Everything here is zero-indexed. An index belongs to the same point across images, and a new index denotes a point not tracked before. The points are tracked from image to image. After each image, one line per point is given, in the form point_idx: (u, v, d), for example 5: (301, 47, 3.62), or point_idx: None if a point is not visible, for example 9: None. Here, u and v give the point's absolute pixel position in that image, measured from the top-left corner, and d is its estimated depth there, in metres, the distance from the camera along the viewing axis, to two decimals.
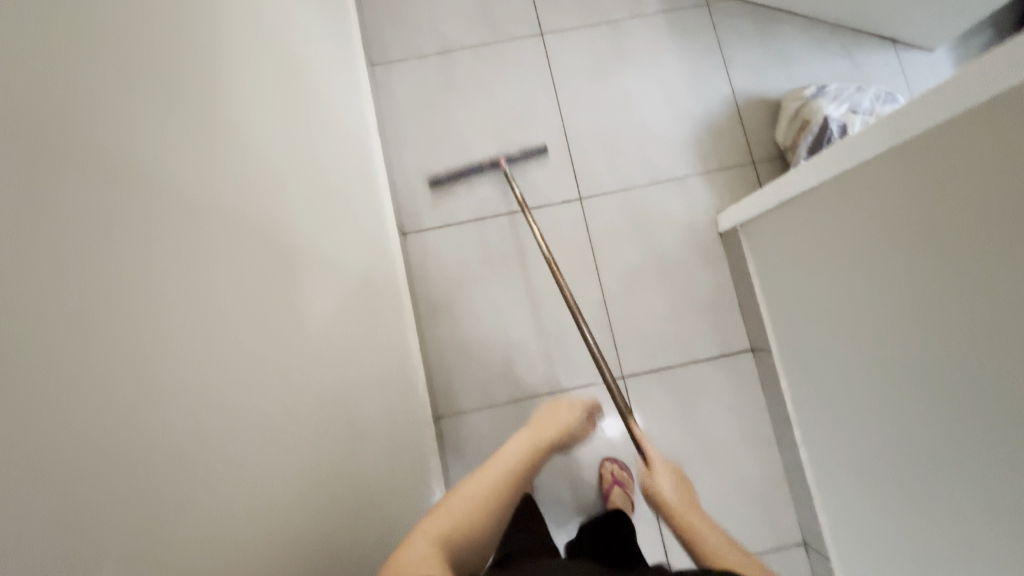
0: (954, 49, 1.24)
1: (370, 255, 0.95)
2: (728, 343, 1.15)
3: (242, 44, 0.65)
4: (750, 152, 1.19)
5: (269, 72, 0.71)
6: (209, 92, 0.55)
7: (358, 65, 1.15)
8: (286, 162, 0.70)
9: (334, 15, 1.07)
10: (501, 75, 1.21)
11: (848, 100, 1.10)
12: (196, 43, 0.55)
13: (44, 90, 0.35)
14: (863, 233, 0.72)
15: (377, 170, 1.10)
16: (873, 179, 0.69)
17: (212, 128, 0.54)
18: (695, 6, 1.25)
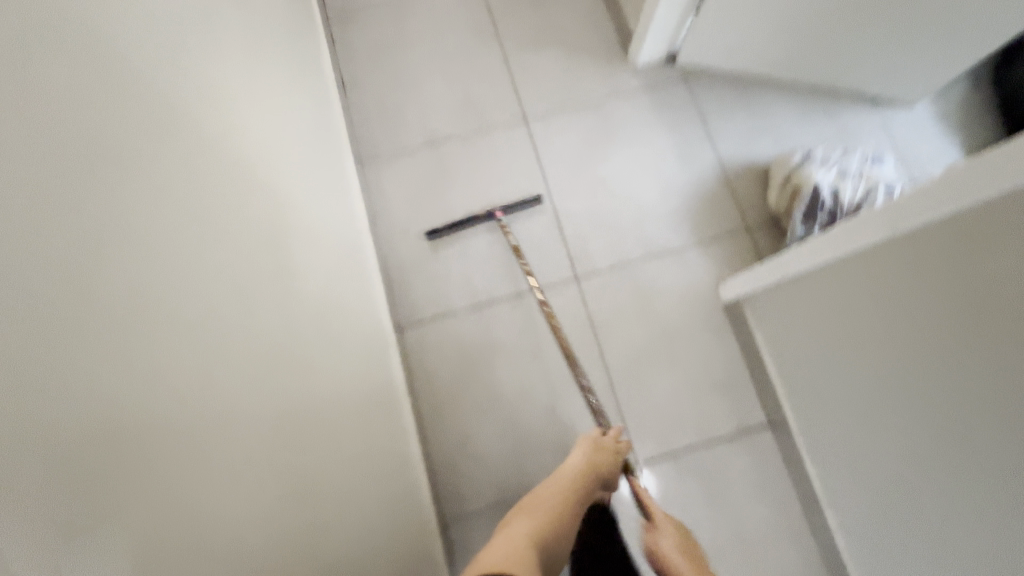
0: (935, 102, 1.25)
1: (348, 306, 0.93)
2: (746, 418, 1.09)
3: (217, 101, 0.67)
4: (743, 220, 1.18)
5: (242, 131, 0.72)
6: (177, 121, 0.56)
7: (343, 147, 1.18)
8: (257, 227, 0.68)
9: (316, 97, 1.11)
10: (489, 162, 1.23)
11: (836, 164, 1.10)
12: (167, 83, 0.56)
13: (63, 114, 0.40)
14: (907, 302, 0.69)
15: (354, 223, 1.10)
16: (918, 255, 0.67)
17: (180, 156, 0.55)
18: (673, 81, 1.28)
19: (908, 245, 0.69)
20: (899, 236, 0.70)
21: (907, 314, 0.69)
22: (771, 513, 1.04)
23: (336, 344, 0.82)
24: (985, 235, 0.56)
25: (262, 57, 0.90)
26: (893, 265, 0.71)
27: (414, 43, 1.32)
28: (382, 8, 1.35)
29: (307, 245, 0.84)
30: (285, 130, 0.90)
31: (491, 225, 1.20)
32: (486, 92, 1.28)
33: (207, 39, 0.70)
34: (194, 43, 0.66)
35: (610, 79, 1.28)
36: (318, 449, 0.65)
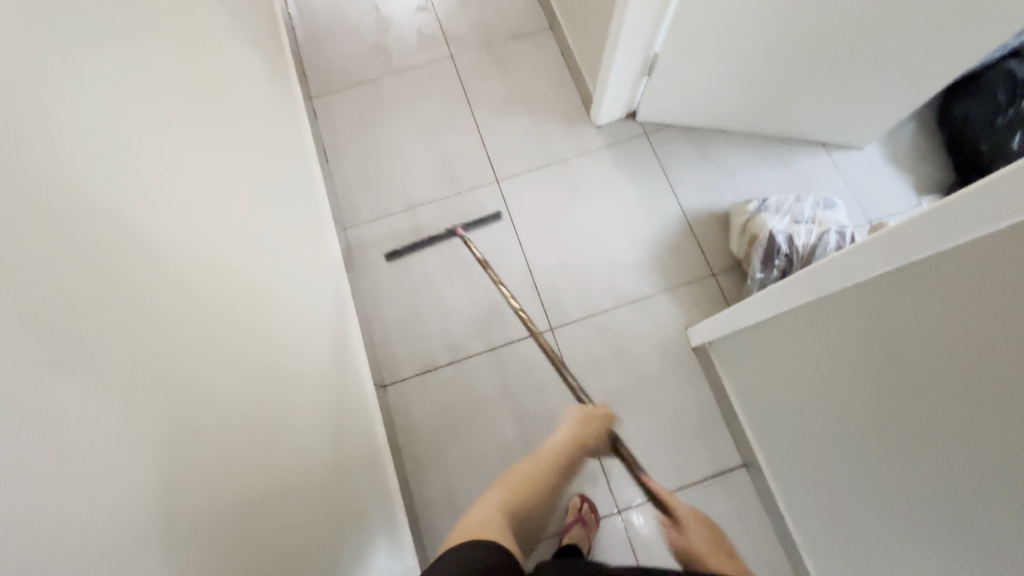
0: (884, 145, 1.32)
1: (330, 365, 0.98)
2: (720, 460, 1.12)
3: (209, 192, 0.74)
4: (708, 266, 1.24)
5: (230, 216, 0.79)
6: (172, 221, 0.63)
7: (324, 207, 1.25)
8: (243, 305, 0.74)
9: (298, 165, 1.20)
10: (465, 222, 1.31)
11: (790, 211, 1.16)
12: (164, 187, 0.63)
13: (60, 214, 0.46)
14: (838, 354, 0.74)
15: (335, 285, 1.16)
16: (840, 315, 0.71)
17: (173, 250, 0.61)
18: (636, 137, 1.36)
19: (834, 308, 0.72)
20: (823, 297, 0.74)
21: (849, 372, 0.72)
22: (751, 556, 1.06)
23: (318, 406, 0.87)
24: (906, 299, 0.60)
25: (250, 140, 0.97)
26: (828, 325, 0.74)
27: (392, 114, 1.41)
28: (361, 82, 1.45)
29: (290, 312, 0.90)
30: (270, 205, 0.97)
31: (469, 282, 1.26)
32: (459, 157, 1.36)
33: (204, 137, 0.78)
34: (186, 128, 0.73)
35: (575, 139, 1.36)
36: (293, 504, 0.70)
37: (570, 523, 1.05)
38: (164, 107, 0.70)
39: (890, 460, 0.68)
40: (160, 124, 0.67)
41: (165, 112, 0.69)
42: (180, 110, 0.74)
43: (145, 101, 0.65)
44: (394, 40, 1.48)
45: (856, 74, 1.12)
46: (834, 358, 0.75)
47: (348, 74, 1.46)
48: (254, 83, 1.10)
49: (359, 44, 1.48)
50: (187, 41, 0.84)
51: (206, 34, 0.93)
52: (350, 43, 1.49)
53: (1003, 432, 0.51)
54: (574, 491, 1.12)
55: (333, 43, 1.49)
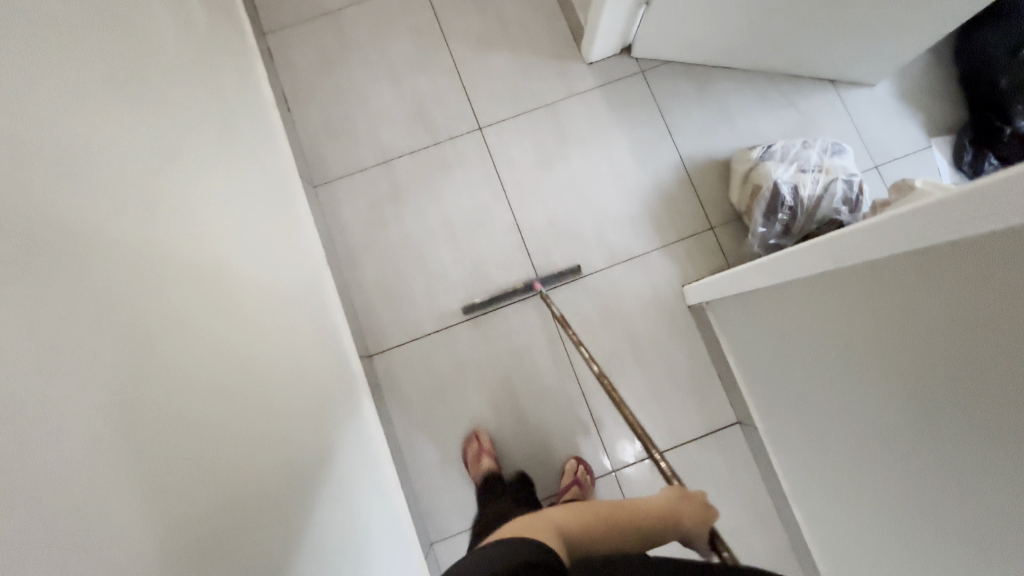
0: (898, 81, 1.21)
1: (308, 331, 0.92)
2: (714, 419, 1.12)
3: (138, 142, 0.64)
4: (706, 219, 1.17)
5: (171, 169, 0.69)
6: (93, 179, 0.53)
7: (287, 160, 1.13)
8: (201, 273, 0.67)
9: (253, 113, 1.06)
10: (446, 176, 1.20)
11: (796, 159, 1.08)
12: (76, 138, 0.53)
13: None
14: (839, 327, 0.70)
15: (308, 246, 1.07)
16: (847, 295, 0.67)
17: (98, 212, 0.52)
18: (631, 75, 1.23)
19: (834, 277, 0.68)
20: (828, 274, 0.69)
21: (850, 346, 0.68)
22: (739, 505, 1.10)
23: (297, 377, 0.82)
24: (920, 289, 0.54)
25: (190, 79, 0.84)
26: (829, 292, 0.70)
27: (358, 53, 1.25)
28: (320, 13, 1.26)
29: (259, 276, 0.83)
30: (222, 155, 0.86)
31: (453, 243, 1.18)
32: (437, 102, 1.22)
33: (123, 76, 0.66)
34: (105, 71, 0.62)
35: (564, 79, 1.22)
36: (276, 487, 0.66)
37: (566, 486, 1.04)
38: (65, 37, 0.57)
39: (885, 435, 0.67)
40: (61, 60, 0.55)
41: (66, 45, 0.57)
42: (87, 42, 0.61)
43: (38, 31, 0.53)
44: None
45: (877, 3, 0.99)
46: (836, 336, 0.71)
47: (305, 3, 1.27)
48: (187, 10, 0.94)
49: None
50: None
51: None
52: None
53: (1003, 427, 0.48)
54: (568, 455, 1.11)
55: None
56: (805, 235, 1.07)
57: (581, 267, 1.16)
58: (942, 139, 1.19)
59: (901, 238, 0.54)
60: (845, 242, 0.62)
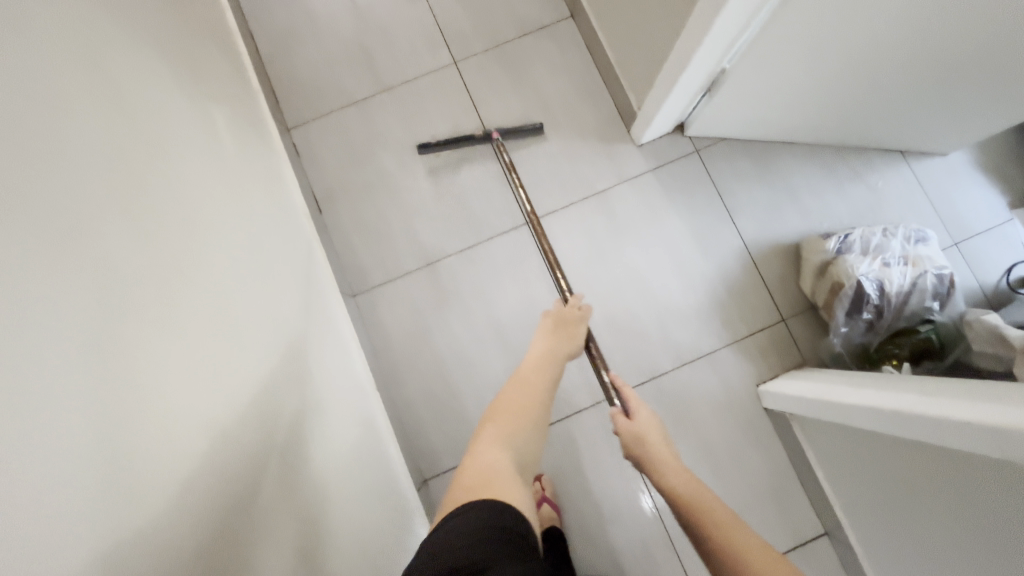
0: (972, 151, 1.13)
1: (352, 474, 0.82)
2: (800, 534, 1.03)
3: (155, 311, 0.55)
4: (777, 309, 1.09)
5: (204, 330, 0.62)
6: (119, 397, 0.47)
7: (324, 272, 1.05)
8: (231, 459, 0.57)
9: (288, 232, 0.98)
10: (494, 275, 1.12)
11: (878, 251, 1.00)
12: (75, 356, 0.44)
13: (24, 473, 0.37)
14: (979, 507, 0.61)
15: (350, 367, 0.98)
16: (990, 477, 0.58)
17: (96, 444, 0.43)
18: (684, 155, 1.15)
19: (982, 462, 0.59)
20: (969, 457, 0.61)
21: (994, 532, 0.60)
22: None
23: (346, 547, 0.72)
24: None
25: (214, 206, 0.76)
26: (978, 467, 0.60)
27: (391, 146, 1.17)
28: (346, 102, 1.18)
29: (300, 430, 0.73)
30: (250, 284, 0.77)
31: (507, 350, 1.09)
32: (479, 195, 1.15)
33: (158, 240, 0.60)
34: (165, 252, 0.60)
35: (614, 163, 1.15)
36: None
37: None
38: (123, 236, 0.54)
39: None
40: (65, 257, 0.46)
41: (72, 226, 0.49)
42: (98, 207, 0.53)
43: (38, 230, 0.45)
44: (382, 45, 1.20)
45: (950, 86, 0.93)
46: (975, 516, 0.62)
47: (329, 91, 1.19)
48: (211, 126, 0.86)
49: (337, 50, 1.20)
50: (104, 94, 0.61)
51: (131, 70, 0.69)
52: (325, 50, 1.20)
53: None
54: None
55: (304, 48, 1.20)
56: (893, 334, 0.99)
57: (543, 127, 1.12)
58: None
59: None
60: (995, 427, 0.55)
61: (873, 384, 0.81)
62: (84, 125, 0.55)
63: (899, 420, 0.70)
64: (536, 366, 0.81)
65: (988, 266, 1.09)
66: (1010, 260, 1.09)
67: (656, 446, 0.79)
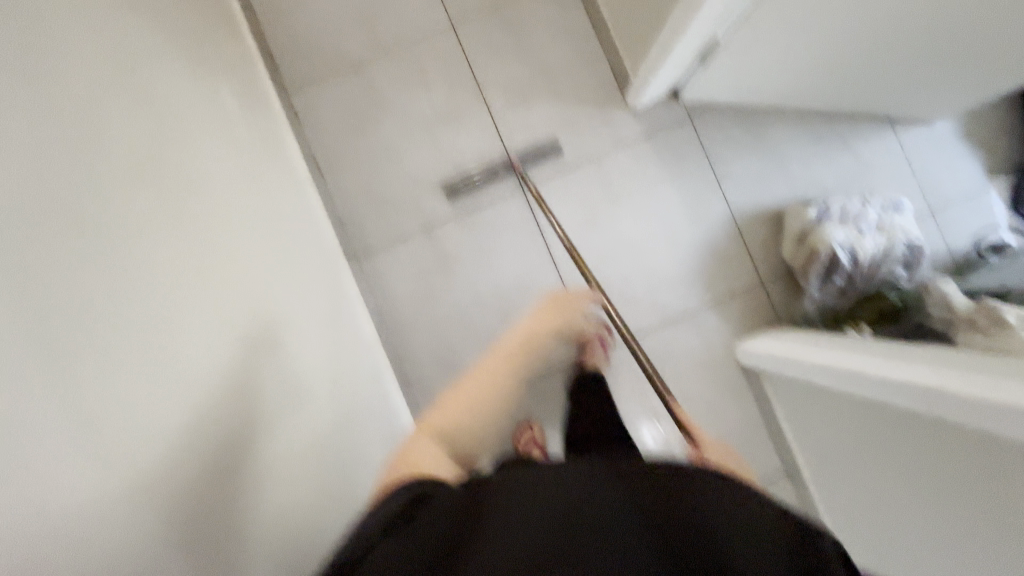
0: (957, 120, 1.16)
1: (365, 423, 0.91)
2: (765, 475, 1.15)
3: (224, 271, 0.64)
4: (757, 273, 1.16)
5: (263, 284, 0.74)
6: (238, 316, 0.62)
7: (328, 238, 1.10)
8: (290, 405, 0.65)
9: (295, 198, 1.03)
10: (490, 240, 1.17)
11: (855, 220, 1.05)
12: (178, 315, 0.50)
13: (214, 356, 0.54)
14: (908, 451, 0.73)
15: (357, 327, 1.05)
16: (921, 428, 0.69)
17: (205, 391, 0.50)
18: (677, 123, 1.17)
19: (915, 415, 0.70)
20: (905, 412, 0.71)
21: (919, 471, 0.71)
22: None
23: None
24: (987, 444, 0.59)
25: (241, 179, 0.81)
26: (915, 422, 0.70)
27: (390, 111, 1.18)
28: (343, 65, 1.18)
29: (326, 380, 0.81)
30: (267, 253, 0.83)
31: (503, 311, 1.17)
32: (477, 162, 1.18)
33: (231, 203, 0.74)
34: (237, 216, 0.74)
35: (609, 130, 1.18)
36: None
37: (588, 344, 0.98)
38: (212, 196, 0.68)
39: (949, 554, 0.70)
40: (151, 229, 0.52)
41: (151, 204, 0.54)
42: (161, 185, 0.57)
43: (136, 204, 0.50)
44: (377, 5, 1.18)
45: (937, 58, 0.97)
46: (904, 459, 0.74)
47: (326, 52, 1.18)
48: (219, 95, 0.88)
49: (332, 8, 1.19)
50: (140, 70, 0.64)
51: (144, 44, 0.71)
52: (320, 7, 1.19)
53: None
54: None
55: (297, 7, 1.19)
56: (861, 298, 1.06)
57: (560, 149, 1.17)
58: (1004, 179, 1.15)
59: (975, 395, 0.59)
60: (929, 387, 0.65)
61: (840, 346, 0.88)
62: (136, 103, 0.59)
63: (850, 379, 0.79)
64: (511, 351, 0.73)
65: (960, 233, 1.15)
66: (980, 228, 1.15)
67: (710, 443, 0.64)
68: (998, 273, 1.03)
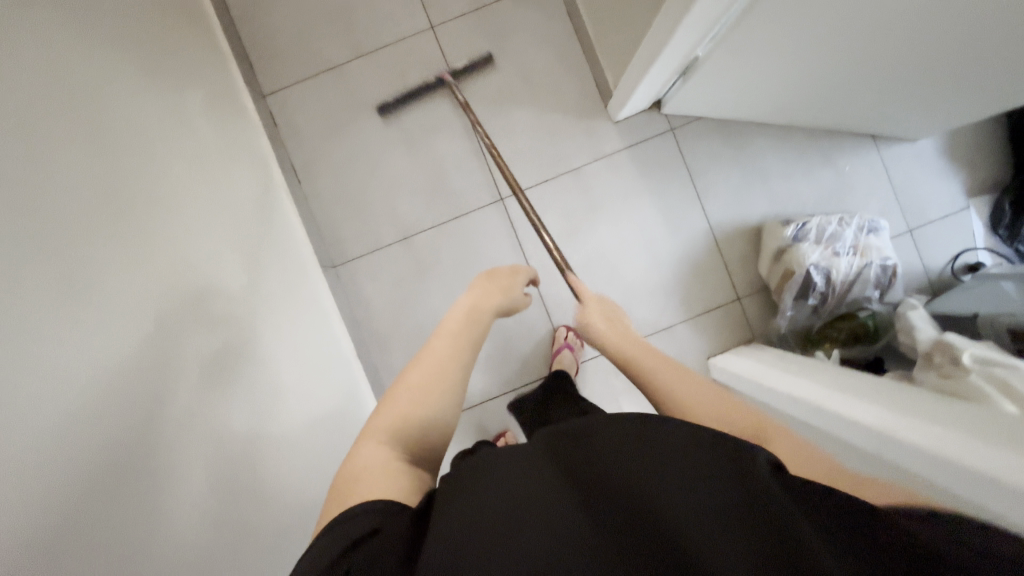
0: (942, 138, 1.15)
1: (336, 439, 0.93)
2: None
3: (142, 311, 0.63)
4: (734, 289, 1.16)
5: (201, 313, 0.73)
6: (157, 360, 0.62)
7: (305, 247, 1.09)
8: (213, 459, 0.66)
9: (268, 209, 1.02)
10: (467, 249, 1.17)
11: (830, 241, 1.05)
12: (57, 407, 0.50)
13: (103, 413, 0.54)
14: None
15: (332, 338, 1.05)
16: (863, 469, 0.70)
17: (75, 474, 0.50)
18: (659, 134, 1.16)
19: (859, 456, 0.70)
20: (849, 453, 0.72)
21: None
22: None
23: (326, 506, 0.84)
24: None
25: (189, 200, 0.80)
26: (857, 461, 0.71)
27: (366, 115, 1.16)
28: (320, 67, 1.16)
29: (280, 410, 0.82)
30: (229, 276, 0.82)
31: None
32: (456, 170, 1.17)
33: (164, 230, 0.73)
34: (171, 246, 0.73)
35: (590, 141, 1.16)
36: None
37: (558, 350, 1.13)
38: (136, 231, 0.68)
39: None
40: (36, 312, 0.51)
41: (46, 264, 0.54)
42: (66, 248, 0.56)
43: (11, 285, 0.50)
44: (356, 5, 1.16)
45: (916, 80, 0.95)
46: None
47: (303, 55, 1.16)
48: (178, 111, 0.86)
49: (309, 10, 1.16)
50: (65, 113, 0.62)
51: (85, 68, 0.69)
52: (297, 9, 1.16)
53: None
54: None
55: (274, 5, 1.16)
56: (833, 318, 1.07)
57: (492, 56, 1.14)
58: (985, 199, 1.15)
59: (927, 445, 0.60)
60: (882, 429, 0.66)
61: (803, 374, 0.89)
62: (45, 158, 0.57)
63: (809, 410, 0.80)
64: (456, 335, 0.70)
65: (938, 252, 1.15)
66: (958, 248, 1.15)
67: (604, 330, 0.75)
68: (969, 294, 1.03)
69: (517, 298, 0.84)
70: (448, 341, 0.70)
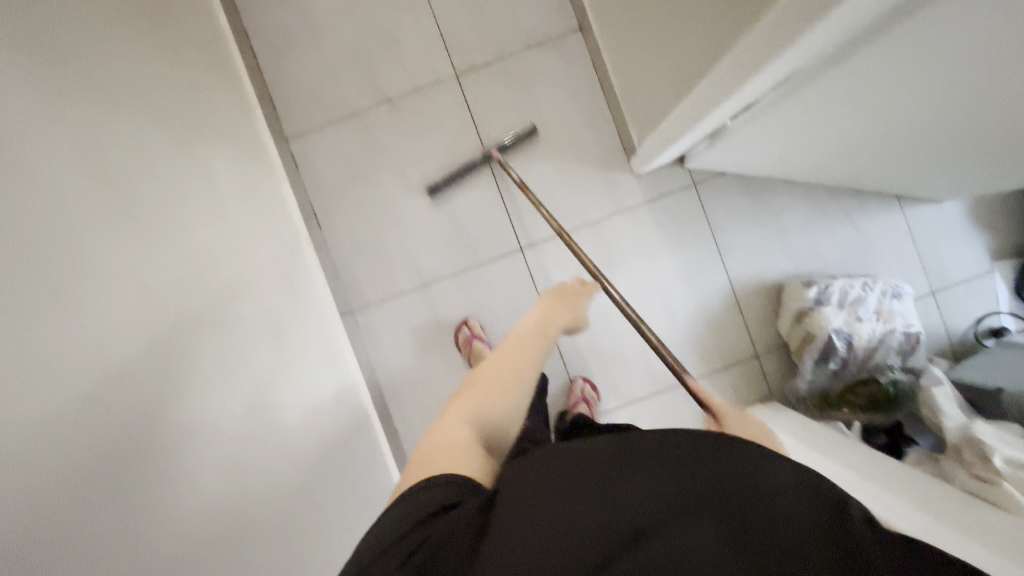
0: (967, 202, 1.14)
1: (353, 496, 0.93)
2: None
3: (172, 400, 0.63)
4: (753, 346, 1.15)
5: (227, 388, 0.73)
6: (184, 453, 0.63)
7: (323, 295, 1.09)
8: (240, 545, 0.66)
9: (291, 264, 1.02)
10: (485, 297, 1.17)
11: (853, 305, 1.04)
12: (94, 523, 0.51)
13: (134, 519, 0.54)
14: None
15: (351, 387, 1.05)
16: None
17: None
18: (682, 188, 1.16)
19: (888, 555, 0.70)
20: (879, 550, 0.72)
21: None
22: None
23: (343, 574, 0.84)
24: None
25: (217, 266, 0.80)
26: None
27: (388, 162, 1.16)
28: (344, 113, 1.16)
29: (305, 478, 0.82)
30: (254, 342, 0.82)
31: None
32: (476, 219, 1.17)
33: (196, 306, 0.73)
34: (202, 320, 0.73)
35: (611, 193, 1.16)
36: None
37: (574, 403, 1.11)
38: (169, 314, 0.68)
39: None
40: (76, 425, 0.51)
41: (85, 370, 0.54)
42: (95, 354, 0.55)
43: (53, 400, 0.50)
44: (381, 53, 1.16)
45: (943, 157, 0.94)
46: None
47: (327, 101, 1.16)
48: (204, 173, 0.86)
49: (334, 55, 1.16)
50: (101, 204, 0.63)
51: (120, 146, 0.70)
52: (322, 54, 1.16)
53: None
54: None
55: (300, 50, 1.16)
56: (853, 382, 1.06)
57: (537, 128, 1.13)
58: (1009, 263, 1.13)
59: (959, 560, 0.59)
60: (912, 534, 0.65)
61: (825, 443, 0.89)
62: (76, 255, 0.57)
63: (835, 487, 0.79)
64: (533, 334, 0.71)
65: (960, 316, 1.14)
66: (981, 310, 1.14)
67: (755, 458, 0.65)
68: (993, 363, 1.01)
69: (583, 320, 0.82)
70: (526, 339, 0.71)
